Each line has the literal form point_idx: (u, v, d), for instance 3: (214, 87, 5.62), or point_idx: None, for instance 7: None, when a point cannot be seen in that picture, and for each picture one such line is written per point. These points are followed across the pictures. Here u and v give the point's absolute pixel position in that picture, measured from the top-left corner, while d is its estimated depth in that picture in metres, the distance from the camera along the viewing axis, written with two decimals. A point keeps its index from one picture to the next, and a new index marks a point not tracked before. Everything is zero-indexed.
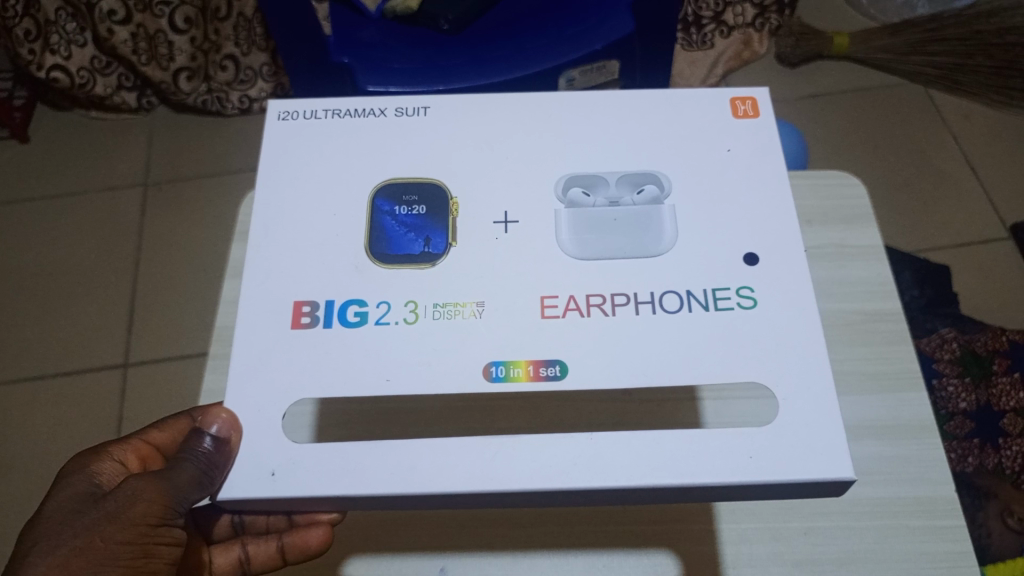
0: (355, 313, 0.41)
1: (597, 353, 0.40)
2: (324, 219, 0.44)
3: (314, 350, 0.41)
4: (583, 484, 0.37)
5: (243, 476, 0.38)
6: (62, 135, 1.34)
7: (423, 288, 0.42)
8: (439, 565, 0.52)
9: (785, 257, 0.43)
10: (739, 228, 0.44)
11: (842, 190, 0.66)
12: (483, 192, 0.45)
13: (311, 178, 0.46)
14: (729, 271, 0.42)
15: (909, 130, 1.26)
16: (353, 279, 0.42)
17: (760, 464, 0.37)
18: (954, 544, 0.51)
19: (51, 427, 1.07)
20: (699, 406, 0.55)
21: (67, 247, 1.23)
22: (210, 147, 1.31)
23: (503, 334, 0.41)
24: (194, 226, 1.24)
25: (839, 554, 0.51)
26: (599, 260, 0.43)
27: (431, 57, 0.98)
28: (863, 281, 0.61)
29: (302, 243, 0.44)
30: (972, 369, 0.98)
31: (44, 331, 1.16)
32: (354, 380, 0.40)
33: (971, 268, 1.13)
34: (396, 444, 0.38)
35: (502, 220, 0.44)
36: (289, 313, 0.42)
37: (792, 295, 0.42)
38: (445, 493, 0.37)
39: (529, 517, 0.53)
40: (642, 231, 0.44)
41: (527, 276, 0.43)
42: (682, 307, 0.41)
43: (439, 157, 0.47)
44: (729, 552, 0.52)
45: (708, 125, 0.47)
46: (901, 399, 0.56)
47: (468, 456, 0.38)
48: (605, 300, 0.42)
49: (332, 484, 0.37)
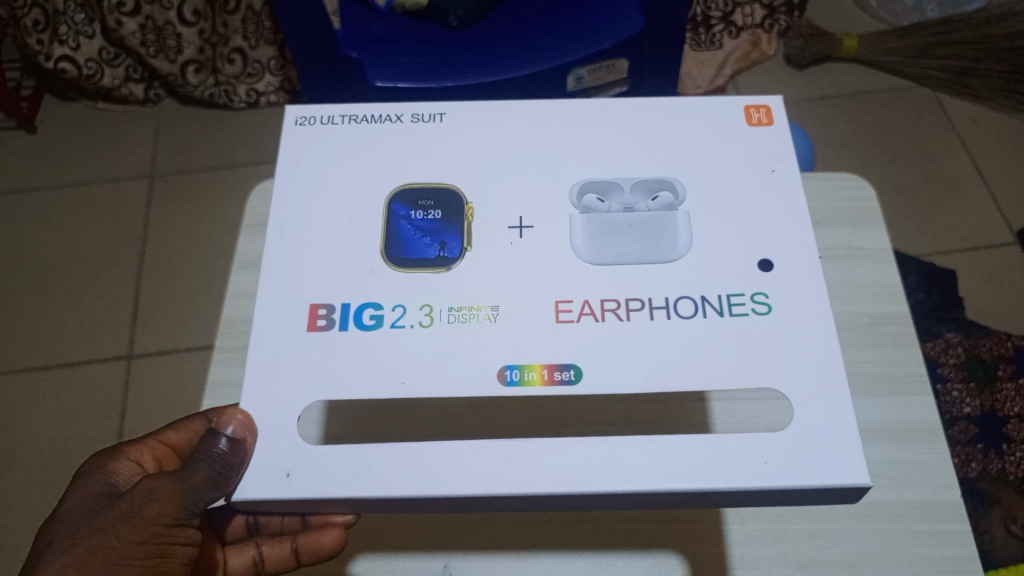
0: (370, 316, 0.42)
1: (610, 358, 0.40)
2: (340, 222, 0.44)
3: (329, 353, 0.41)
4: (597, 488, 0.37)
5: (258, 477, 0.38)
6: (69, 125, 1.34)
7: (438, 291, 0.42)
8: (443, 563, 0.52)
9: (801, 264, 0.43)
10: (754, 237, 0.44)
11: (851, 193, 0.66)
12: (498, 196, 0.45)
13: (330, 181, 0.46)
14: (744, 277, 0.43)
15: (919, 137, 1.26)
16: (368, 282, 0.43)
17: (775, 469, 0.37)
18: (960, 549, 0.51)
19: (56, 417, 1.08)
20: (707, 407, 0.55)
21: (73, 238, 1.24)
22: (216, 141, 1.32)
23: (517, 338, 0.41)
24: (202, 217, 1.24)
25: (844, 557, 0.51)
26: (613, 265, 0.43)
27: (441, 54, 0.98)
28: (871, 285, 0.61)
29: (319, 246, 0.44)
30: (977, 374, 0.98)
31: (50, 321, 1.16)
32: (368, 383, 0.40)
33: (976, 272, 1.13)
34: (411, 446, 0.38)
35: (517, 226, 0.44)
36: (304, 315, 0.42)
37: (806, 301, 0.42)
38: (459, 494, 0.37)
39: (535, 516, 0.53)
40: (658, 237, 0.44)
41: (542, 281, 0.43)
42: (697, 313, 0.41)
43: (458, 161, 0.47)
44: (735, 553, 0.52)
45: (718, 136, 0.47)
46: (907, 402, 0.56)
47: (481, 459, 0.38)
48: (620, 305, 0.42)
49: (346, 486, 0.37)
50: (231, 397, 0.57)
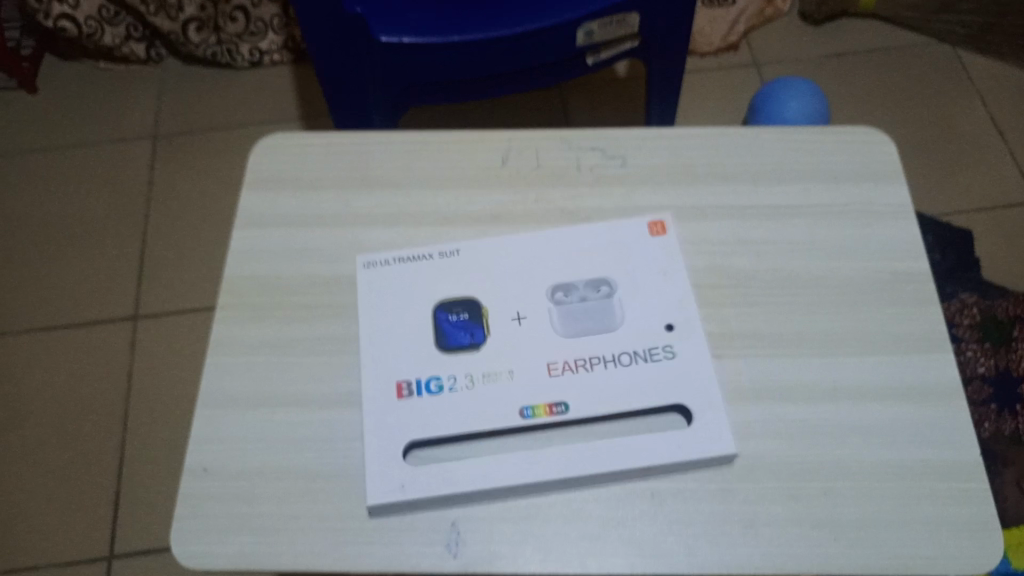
0: (435, 385, 0.52)
1: (588, 401, 0.50)
2: (391, 325, 0.54)
3: (414, 416, 0.50)
4: (610, 468, 0.48)
5: (380, 489, 0.48)
6: (71, 85, 1.32)
7: (475, 363, 0.52)
8: (451, 519, 0.47)
9: (694, 327, 0.53)
10: (661, 305, 0.54)
11: (873, 148, 0.63)
12: (496, 292, 0.55)
13: (377, 288, 0.56)
14: (654, 338, 0.53)
15: (937, 95, 1.23)
16: (428, 365, 0.53)
17: (726, 469, 0.49)
18: (980, 510, 0.48)
19: (60, 378, 1.07)
20: (719, 365, 0.53)
21: (76, 199, 1.22)
22: (220, 102, 1.30)
23: (530, 392, 0.51)
24: (206, 177, 1.23)
25: (860, 517, 0.47)
26: (577, 336, 0.53)
27: (447, 9, 0.91)
28: (890, 242, 0.59)
29: (378, 341, 0.54)
30: (992, 335, 0.97)
31: (52, 283, 1.15)
32: (433, 425, 0.50)
33: (993, 233, 1.11)
34: (471, 465, 0.48)
35: (516, 317, 0.54)
36: (391, 389, 0.52)
37: (701, 353, 0.52)
38: (517, 486, 0.48)
39: (558, 459, 0.48)
40: (601, 314, 0.54)
41: (533, 348, 0.53)
42: (633, 361, 0.52)
43: (458, 262, 0.57)
44: (748, 511, 0.47)
45: (655, 221, 0.58)
46: (926, 360, 0.53)
47: (527, 470, 0.48)
48: (585, 360, 0.52)
49: (440, 488, 0.47)
50: (222, 355, 0.54)
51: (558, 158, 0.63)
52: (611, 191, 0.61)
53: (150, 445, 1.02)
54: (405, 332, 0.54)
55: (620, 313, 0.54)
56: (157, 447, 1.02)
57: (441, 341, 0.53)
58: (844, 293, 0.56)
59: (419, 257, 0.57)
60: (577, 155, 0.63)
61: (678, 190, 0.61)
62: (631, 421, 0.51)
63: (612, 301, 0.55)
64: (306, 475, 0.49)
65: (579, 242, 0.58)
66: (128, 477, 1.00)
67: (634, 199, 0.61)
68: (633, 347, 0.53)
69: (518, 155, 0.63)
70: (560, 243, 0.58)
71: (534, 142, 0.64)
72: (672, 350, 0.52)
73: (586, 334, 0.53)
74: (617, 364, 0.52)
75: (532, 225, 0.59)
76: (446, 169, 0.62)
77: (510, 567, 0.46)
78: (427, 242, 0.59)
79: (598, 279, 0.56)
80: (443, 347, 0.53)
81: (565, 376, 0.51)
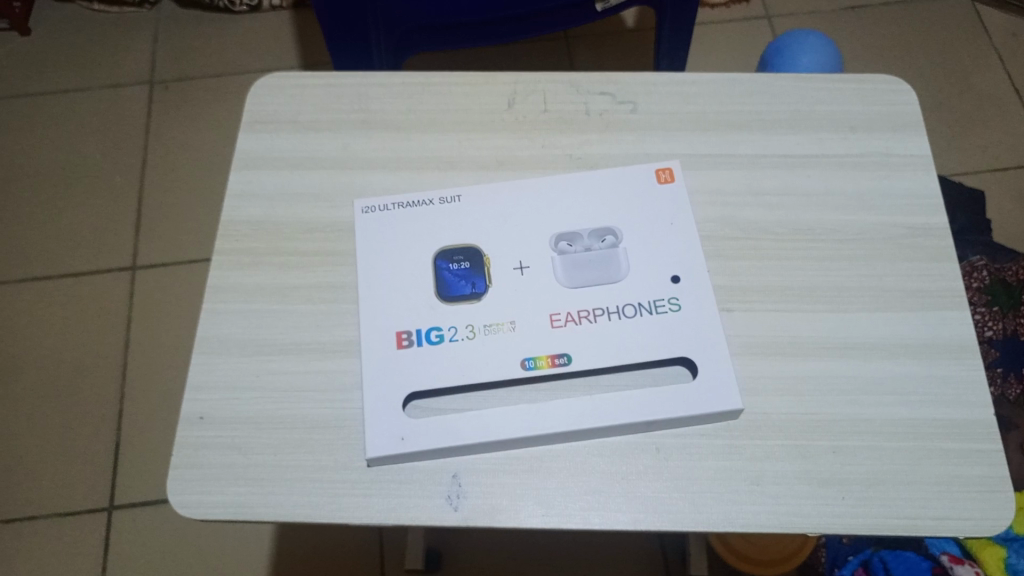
0: (435, 335, 0.50)
1: (593, 352, 0.49)
2: (389, 273, 0.53)
3: (414, 366, 0.49)
4: (618, 421, 0.46)
5: (379, 440, 0.46)
6: (66, 28, 1.29)
7: (477, 313, 0.51)
8: (451, 471, 0.46)
9: (702, 275, 0.52)
10: (668, 256, 0.53)
11: (892, 96, 0.61)
12: (499, 241, 0.54)
13: (376, 236, 0.54)
14: (658, 288, 0.51)
15: (952, 51, 1.20)
16: (430, 313, 0.51)
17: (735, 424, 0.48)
18: (991, 470, 0.47)
19: (57, 327, 1.06)
20: (728, 318, 0.51)
21: (70, 145, 1.20)
22: (218, 47, 1.27)
23: (531, 342, 0.49)
24: (204, 124, 1.20)
25: (870, 474, 0.46)
26: (581, 286, 0.52)
27: None
28: (908, 194, 0.57)
29: (377, 288, 0.52)
30: (1000, 299, 0.95)
31: (46, 230, 1.13)
32: (430, 376, 0.49)
33: (1006, 194, 1.09)
34: (473, 417, 0.47)
35: (518, 267, 0.53)
36: (391, 340, 0.50)
37: (709, 305, 0.51)
38: (520, 438, 0.46)
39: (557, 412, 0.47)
40: (606, 264, 0.53)
41: (536, 298, 0.51)
42: (639, 312, 0.51)
43: (460, 209, 0.55)
44: (757, 468, 0.46)
45: (662, 169, 0.57)
46: (941, 317, 0.52)
47: (533, 421, 0.47)
48: (589, 311, 0.51)
49: (440, 443, 0.46)
50: (218, 300, 0.53)
51: (565, 103, 0.61)
52: (621, 138, 0.59)
53: (150, 394, 1.01)
54: (406, 282, 0.52)
55: (626, 264, 0.52)
56: (156, 396, 1.01)
57: (441, 290, 0.52)
58: (859, 247, 0.54)
59: (418, 204, 0.56)
60: (586, 100, 0.61)
61: (690, 137, 0.59)
62: (635, 376, 0.50)
63: (617, 251, 0.53)
64: (303, 424, 0.48)
65: (584, 191, 0.56)
66: (128, 426, 0.99)
67: (644, 146, 0.59)
68: (638, 299, 0.51)
69: (524, 99, 0.61)
70: (565, 192, 0.56)
71: (542, 86, 0.62)
72: (677, 303, 0.51)
73: (590, 284, 0.52)
74: (622, 316, 0.50)
75: (538, 171, 0.58)
76: (451, 111, 0.60)
77: (511, 519, 0.45)
78: (431, 187, 0.57)
79: (602, 229, 0.54)
80: (442, 297, 0.52)
81: (567, 328, 0.50)
